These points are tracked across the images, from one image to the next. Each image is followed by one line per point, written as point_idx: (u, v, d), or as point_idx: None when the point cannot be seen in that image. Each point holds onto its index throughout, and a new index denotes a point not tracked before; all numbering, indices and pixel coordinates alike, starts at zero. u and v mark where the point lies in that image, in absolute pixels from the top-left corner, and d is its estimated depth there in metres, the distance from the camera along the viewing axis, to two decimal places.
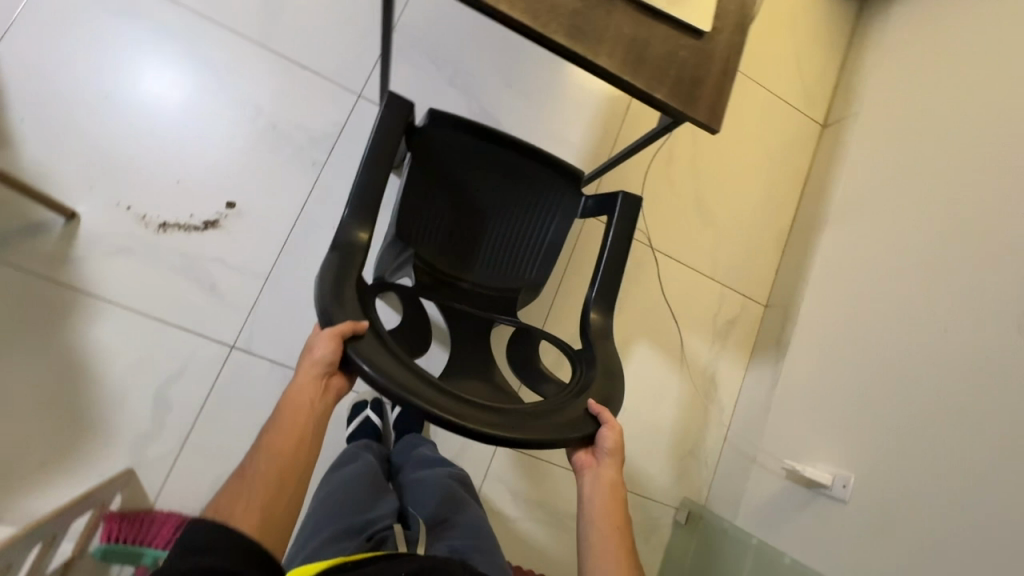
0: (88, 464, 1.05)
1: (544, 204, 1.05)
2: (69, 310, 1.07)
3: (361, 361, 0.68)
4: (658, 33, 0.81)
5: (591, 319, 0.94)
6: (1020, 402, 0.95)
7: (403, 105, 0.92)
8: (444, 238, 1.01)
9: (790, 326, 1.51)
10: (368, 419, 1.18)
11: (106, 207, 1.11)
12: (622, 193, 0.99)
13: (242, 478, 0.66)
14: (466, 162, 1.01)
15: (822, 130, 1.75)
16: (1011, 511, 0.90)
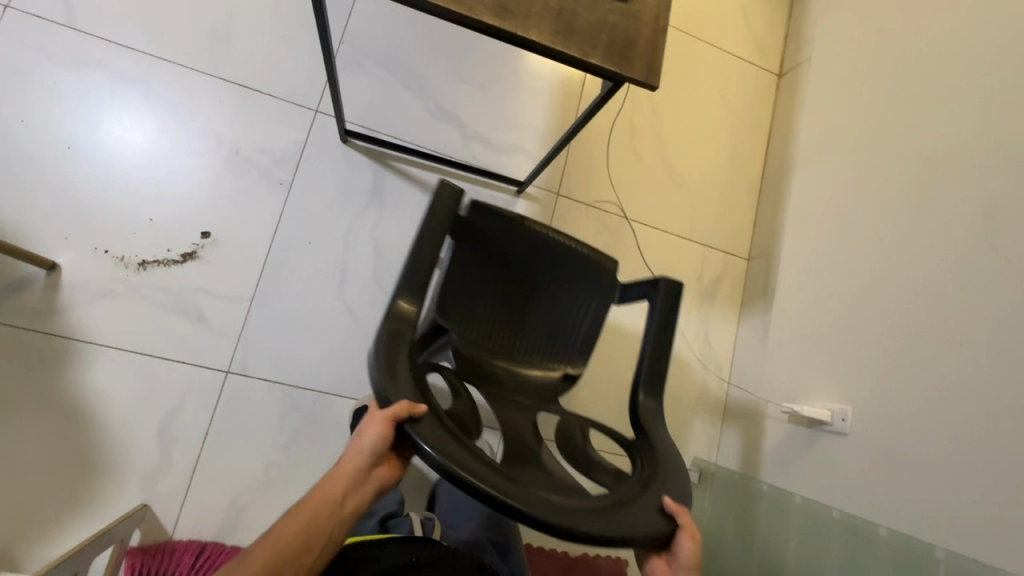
0: (104, 504, 1.08)
1: (584, 286, 1.06)
2: (63, 358, 1.10)
3: (423, 444, 0.68)
4: (584, 2, 0.83)
5: (641, 406, 0.95)
6: (997, 309, 0.97)
7: (451, 196, 0.96)
8: (489, 323, 1.02)
9: (773, 275, 1.52)
10: (372, 422, 1.20)
11: (85, 254, 1.13)
12: (664, 286, 1.01)
13: (242, 562, 0.66)
14: (507, 245, 1.03)
15: (779, 80, 1.76)
16: (1002, 415, 0.92)
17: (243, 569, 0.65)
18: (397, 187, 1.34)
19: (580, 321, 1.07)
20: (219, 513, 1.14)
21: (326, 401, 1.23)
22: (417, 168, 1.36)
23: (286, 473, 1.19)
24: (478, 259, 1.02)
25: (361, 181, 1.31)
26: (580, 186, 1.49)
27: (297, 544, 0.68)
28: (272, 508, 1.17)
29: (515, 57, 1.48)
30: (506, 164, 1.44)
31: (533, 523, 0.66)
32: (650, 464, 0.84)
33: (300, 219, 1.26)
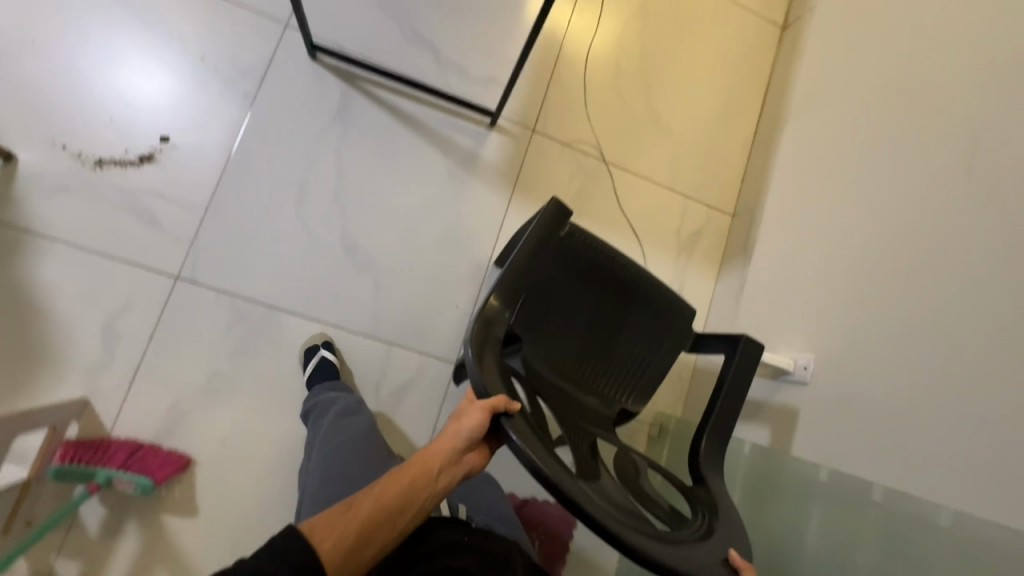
0: (45, 392, 1.09)
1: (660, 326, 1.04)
2: (13, 247, 1.10)
3: (513, 434, 0.76)
4: None
5: (701, 452, 0.92)
6: (976, 247, 0.89)
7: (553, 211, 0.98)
8: (561, 344, 0.98)
9: (755, 229, 1.45)
10: (324, 359, 1.17)
11: (42, 148, 1.13)
12: (746, 339, 0.96)
13: (346, 509, 0.69)
14: (593, 268, 1.01)
15: (783, 32, 1.67)
16: (970, 359, 0.84)
17: (349, 518, 0.69)
18: (364, 108, 1.31)
19: (649, 354, 1.04)
20: (160, 416, 1.14)
21: (275, 316, 1.22)
22: (386, 91, 1.33)
23: (230, 382, 1.18)
24: (565, 274, 0.99)
25: (327, 99, 1.29)
26: (557, 124, 1.44)
27: (396, 505, 0.72)
28: (213, 416, 1.17)
29: None
30: (480, 95, 1.40)
31: (584, 518, 0.72)
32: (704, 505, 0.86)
33: (262, 132, 1.25)
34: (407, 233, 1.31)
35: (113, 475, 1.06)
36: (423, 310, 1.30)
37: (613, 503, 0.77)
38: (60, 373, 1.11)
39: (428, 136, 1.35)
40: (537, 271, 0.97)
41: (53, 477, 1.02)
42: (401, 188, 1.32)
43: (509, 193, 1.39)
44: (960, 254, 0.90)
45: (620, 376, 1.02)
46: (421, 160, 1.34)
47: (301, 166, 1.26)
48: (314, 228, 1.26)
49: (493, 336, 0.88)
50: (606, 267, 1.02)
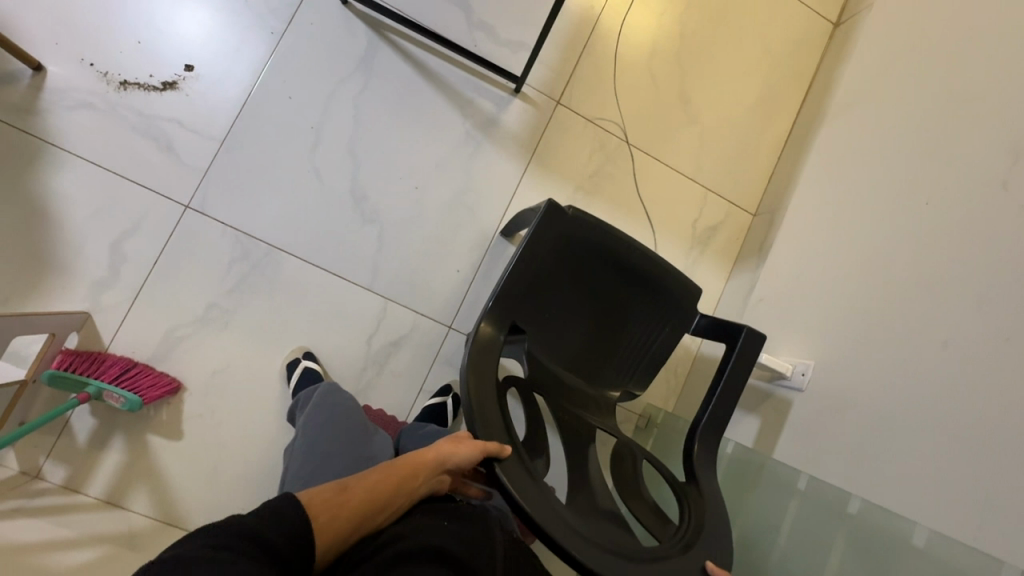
0: (50, 301, 1.13)
1: (666, 313, 1.00)
2: (35, 157, 1.13)
3: (503, 483, 0.75)
4: None
5: (694, 450, 0.90)
6: (1013, 269, 0.83)
7: (548, 214, 0.90)
8: (568, 342, 0.97)
9: (774, 230, 1.40)
10: (308, 367, 1.18)
11: (71, 63, 1.15)
12: (746, 330, 0.92)
13: (342, 490, 0.69)
14: (597, 263, 0.95)
15: (835, 29, 1.58)
16: (988, 385, 0.80)
17: (342, 499, 0.68)
18: (388, 60, 1.30)
19: (651, 334, 1.01)
20: (156, 339, 1.17)
21: (277, 257, 1.23)
22: (412, 45, 1.31)
23: (226, 316, 1.20)
24: (567, 273, 0.94)
25: (352, 46, 1.27)
26: (583, 99, 1.41)
27: (383, 504, 0.71)
28: (206, 345, 1.19)
29: None
30: (507, 59, 1.37)
31: (568, 561, 0.72)
32: (694, 515, 0.82)
33: (284, 73, 1.24)
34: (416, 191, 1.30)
35: (104, 388, 1.08)
36: (423, 270, 1.30)
37: (596, 530, 0.77)
38: (67, 284, 1.14)
39: (449, 96, 1.33)
40: (538, 275, 0.93)
41: (46, 381, 1.05)
42: (416, 145, 1.31)
43: (525, 164, 1.37)
44: (996, 276, 0.85)
45: (628, 364, 1.01)
46: (440, 119, 1.32)
47: (319, 111, 1.26)
48: (325, 175, 1.26)
49: (490, 360, 0.86)
50: (610, 254, 0.95)
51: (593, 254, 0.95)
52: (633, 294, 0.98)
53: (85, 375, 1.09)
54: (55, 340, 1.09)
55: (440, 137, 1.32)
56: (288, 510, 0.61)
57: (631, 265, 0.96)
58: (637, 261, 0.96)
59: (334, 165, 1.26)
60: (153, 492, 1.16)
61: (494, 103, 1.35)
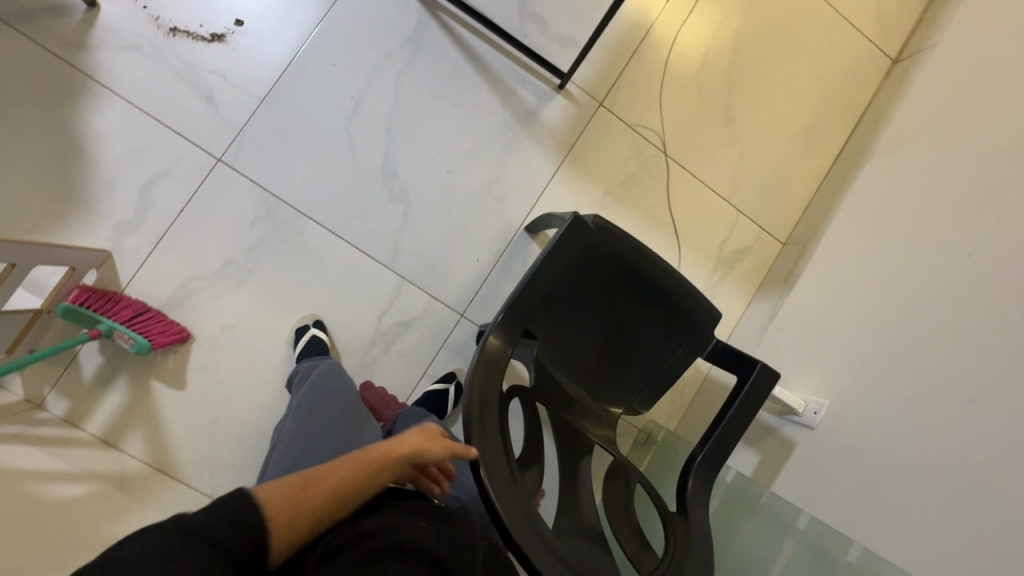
0: (74, 236, 1.13)
1: (680, 334, 0.98)
2: (78, 92, 1.14)
3: (492, 499, 0.73)
4: None
5: (690, 484, 0.85)
6: None
7: (578, 226, 0.85)
8: (577, 354, 0.94)
9: (802, 262, 1.37)
10: (315, 335, 1.19)
11: (124, 3, 1.15)
12: (760, 366, 0.87)
13: (301, 488, 0.66)
14: (619, 278, 0.92)
15: (893, 65, 1.54)
16: None
17: (303, 497, 0.65)
18: (436, 39, 1.28)
19: (661, 354, 0.98)
20: (171, 287, 1.17)
21: (301, 222, 1.22)
22: (462, 27, 1.30)
23: (243, 273, 1.20)
24: (587, 286, 0.91)
25: (403, 20, 1.26)
26: (626, 105, 1.38)
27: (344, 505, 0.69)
28: (220, 299, 1.19)
29: None
30: (555, 54, 1.35)
31: None
32: (679, 553, 0.78)
33: (332, 39, 1.24)
34: (446, 174, 1.29)
35: (116, 328, 1.09)
36: (443, 254, 1.29)
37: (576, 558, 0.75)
38: (93, 221, 1.15)
39: (493, 83, 1.31)
40: (557, 285, 0.89)
41: (60, 313, 1.06)
42: (452, 129, 1.29)
43: (558, 162, 1.35)
44: None
45: (634, 382, 0.98)
46: (479, 106, 1.31)
47: (361, 82, 1.25)
48: (358, 147, 1.25)
49: (497, 368, 0.82)
50: (631, 269, 0.91)
51: (616, 268, 0.91)
52: (650, 311, 0.95)
53: (97, 312, 1.10)
54: (73, 276, 1.09)
55: (477, 123, 1.31)
56: (240, 511, 0.59)
57: (653, 284, 0.93)
58: (659, 279, 0.93)
59: (369, 138, 1.25)
60: (149, 437, 1.16)
61: (536, 97, 1.34)
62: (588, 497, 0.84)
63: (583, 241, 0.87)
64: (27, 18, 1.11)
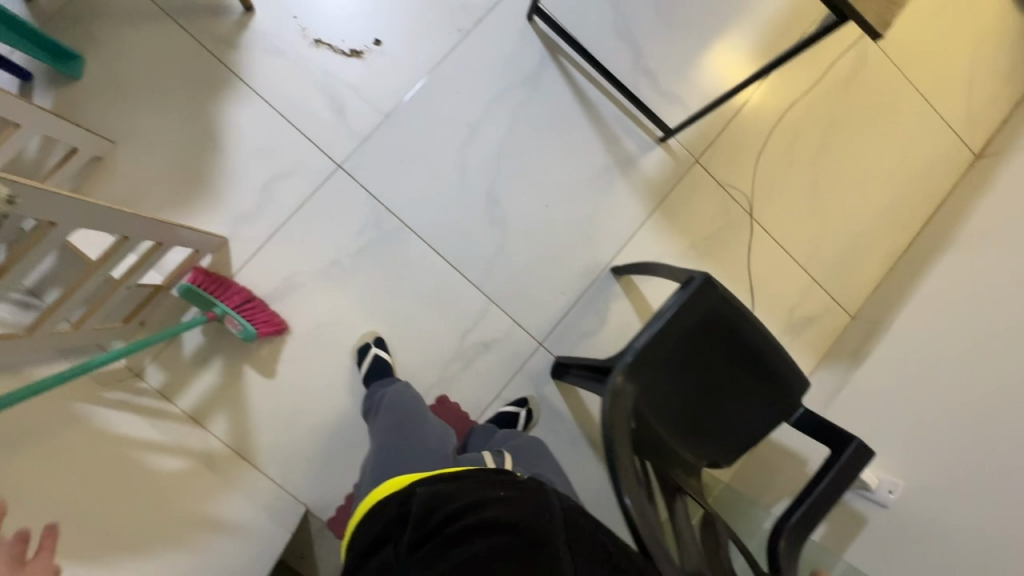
0: (196, 219, 1.19)
1: (769, 399, 1.01)
2: (222, 87, 1.21)
3: (629, 509, 0.74)
4: None
5: (779, 545, 0.88)
6: None
7: (707, 286, 0.90)
8: (676, 407, 0.95)
9: (873, 338, 1.40)
10: (377, 356, 1.22)
11: (278, 12, 1.23)
12: (857, 441, 0.91)
13: None
14: (727, 340, 0.95)
15: (973, 161, 1.59)
16: None
17: None
18: (554, 80, 1.35)
19: (745, 414, 1.01)
20: (277, 279, 1.23)
21: (404, 234, 1.28)
22: (579, 72, 1.37)
23: (344, 275, 1.26)
24: (698, 343, 0.93)
25: (526, 59, 1.34)
26: (720, 164, 1.44)
27: None
28: (319, 297, 1.24)
29: (721, 11, 1.43)
30: (661, 109, 1.41)
31: None
32: None
33: (459, 68, 1.31)
34: (545, 207, 1.35)
35: (228, 312, 1.15)
36: (531, 283, 1.34)
37: None
38: (215, 207, 1.21)
39: (599, 128, 1.38)
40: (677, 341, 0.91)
41: (181, 293, 1.13)
42: (556, 165, 1.36)
43: (650, 209, 1.41)
44: None
45: (716, 440, 1.01)
46: (584, 147, 1.37)
47: (479, 111, 1.32)
48: (467, 171, 1.31)
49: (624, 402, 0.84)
50: (737, 329, 0.95)
51: (728, 330, 0.94)
52: (743, 372, 0.99)
53: (212, 295, 1.16)
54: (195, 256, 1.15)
55: (580, 163, 1.37)
56: None
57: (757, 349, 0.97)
58: (762, 346, 0.97)
59: (479, 163, 1.31)
60: (234, 420, 1.20)
61: (638, 146, 1.40)
62: (690, 539, 0.84)
63: (706, 300, 0.91)
64: (189, 14, 1.20)
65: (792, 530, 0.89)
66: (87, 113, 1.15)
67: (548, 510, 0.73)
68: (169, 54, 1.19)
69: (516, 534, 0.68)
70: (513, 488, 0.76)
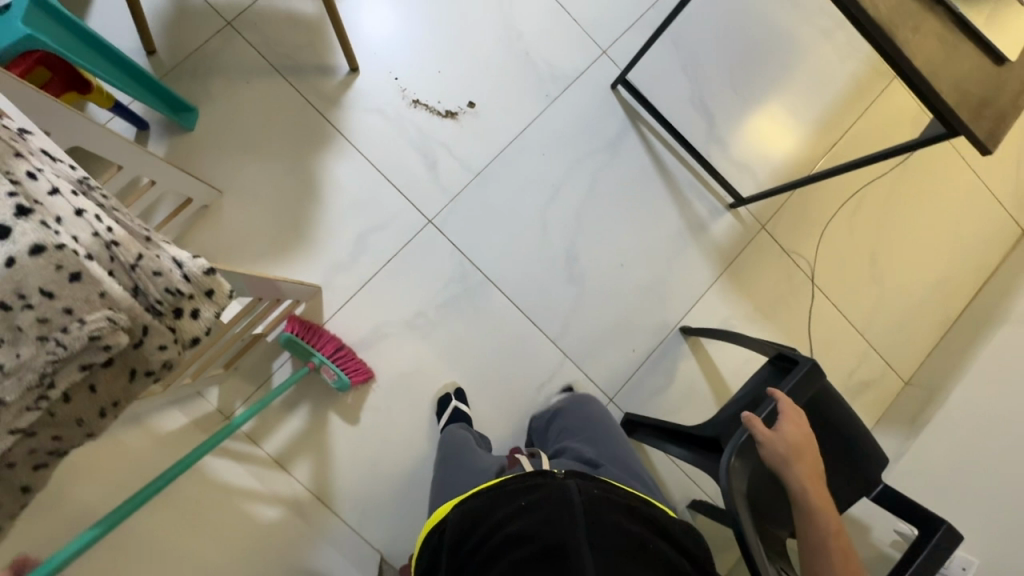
0: (294, 268, 1.24)
1: (853, 475, 1.06)
2: (325, 142, 1.27)
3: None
4: (964, 48, 0.84)
5: None
6: None
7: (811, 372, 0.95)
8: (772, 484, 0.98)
9: (930, 407, 1.44)
10: (457, 408, 1.23)
11: (380, 74, 1.30)
12: (946, 524, 0.95)
13: None
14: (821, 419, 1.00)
15: (1022, 234, 1.66)
16: None
17: None
18: (633, 146, 1.42)
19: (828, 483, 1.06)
20: (365, 328, 1.26)
21: (488, 288, 1.32)
22: (656, 140, 1.43)
23: (429, 326, 1.30)
24: None
25: (608, 126, 1.40)
26: (785, 231, 1.50)
27: None
28: (405, 347, 1.28)
29: (790, 87, 1.51)
30: (731, 176, 1.48)
31: None
32: None
33: (545, 132, 1.37)
34: (620, 267, 1.40)
35: (324, 362, 1.18)
36: (604, 339, 1.38)
37: None
38: (311, 256, 1.25)
39: (674, 193, 1.44)
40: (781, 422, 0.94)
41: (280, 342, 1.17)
42: (632, 227, 1.41)
43: (718, 272, 1.46)
44: None
45: None
46: (659, 210, 1.43)
47: (562, 172, 1.38)
48: (549, 229, 1.36)
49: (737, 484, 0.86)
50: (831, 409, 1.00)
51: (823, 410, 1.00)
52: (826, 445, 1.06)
53: (308, 343, 1.19)
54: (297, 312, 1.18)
55: (654, 226, 1.42)
56: None
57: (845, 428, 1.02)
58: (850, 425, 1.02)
59: (561, 222, 1.37)
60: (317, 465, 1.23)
61: (709, 211, 1.46)
62: None
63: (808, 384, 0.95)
64: (299, 73, 1.26)
65: (814, 487, 0.87)
66: (199, 163, 1.21)
67: (572, 508, 0.64)
68: (278, 110, 1.25)
69: (536, 542, 0.62)
70: (528, 489, 0.68)
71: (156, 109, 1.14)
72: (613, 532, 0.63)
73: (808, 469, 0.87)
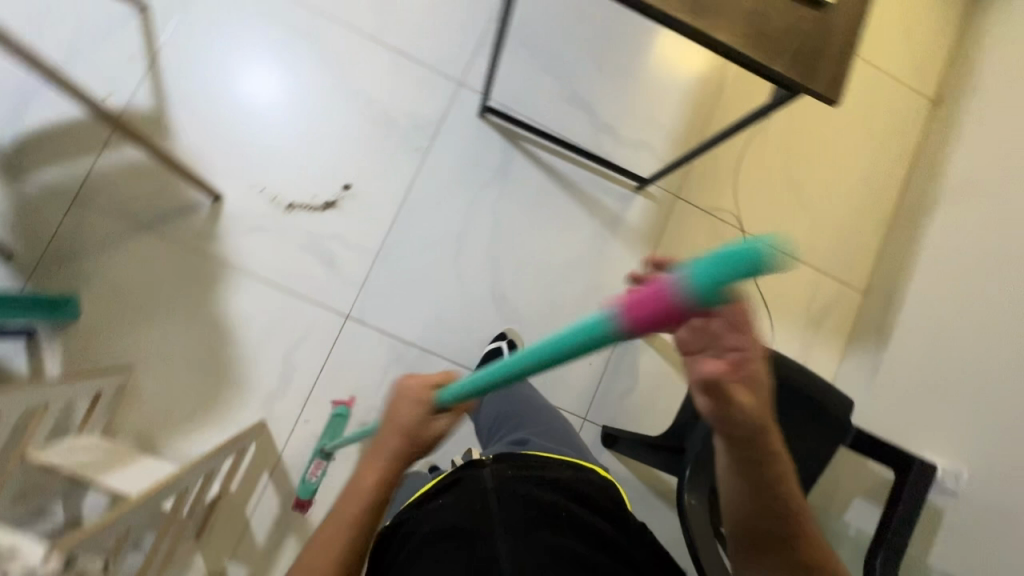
0: (231, 412, 1.22)
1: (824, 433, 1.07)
2: (215, 279, 1.23)
3: None
4: (778, 8, 0.79)
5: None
6: None
7: None
8: None
9: (892, 314, 1.43)
10: None
11: (245, 191, 1.25)
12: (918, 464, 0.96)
13: None
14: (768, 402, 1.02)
15: (934, 106, 1.62)
16: None
17: None
18: (522, 167, 1.38)
19: (810, 446, 1.08)
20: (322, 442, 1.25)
21: (428, 359, 1.31)
22: (543, 150, 1.39)
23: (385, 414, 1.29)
24: None
25: (490, 157, 1.36)
26: (701, 193, 1.47)
27: None
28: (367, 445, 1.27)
29: (657, 48, 1.46)
30: (629, 158, 1.43)
31: None
32: None
33: (430, 184, 1.33)
34: (549, 288, 1.37)
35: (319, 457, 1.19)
36: (560, 362, 1.37)
37: None
38: (244, 395, 1.23)
39: (577, 197, 1.40)
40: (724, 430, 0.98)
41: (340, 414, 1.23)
42: (548, 245, 1.38)
43: (647, 258, 1.43)
44: None
45: None
46: (569, 219, 1.39)
47: (461, 218, 1.34)
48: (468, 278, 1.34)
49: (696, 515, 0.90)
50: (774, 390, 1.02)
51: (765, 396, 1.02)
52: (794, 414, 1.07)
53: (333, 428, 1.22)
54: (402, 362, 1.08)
55: (569, 235, 1.39)
56: None
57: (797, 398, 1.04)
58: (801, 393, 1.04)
59: (477, 269, 1.34)
60: None
61: (618, 200, 1.42)
62: None
63: None
64: (164, 221, 1.22)
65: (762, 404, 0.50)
66: (101, 349, 1.18)
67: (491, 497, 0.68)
68: (156, 266, 1.21)
69: (460, 536, 0.65)
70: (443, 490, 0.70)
71: (33, 323, 1.11)
72: (528, 504, 0.68)
73: (394, 411, 0.67)
